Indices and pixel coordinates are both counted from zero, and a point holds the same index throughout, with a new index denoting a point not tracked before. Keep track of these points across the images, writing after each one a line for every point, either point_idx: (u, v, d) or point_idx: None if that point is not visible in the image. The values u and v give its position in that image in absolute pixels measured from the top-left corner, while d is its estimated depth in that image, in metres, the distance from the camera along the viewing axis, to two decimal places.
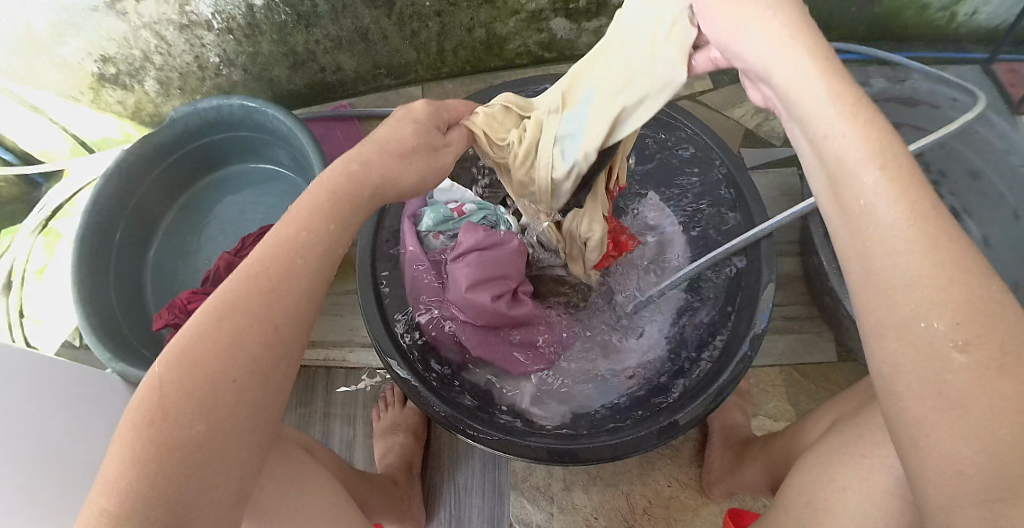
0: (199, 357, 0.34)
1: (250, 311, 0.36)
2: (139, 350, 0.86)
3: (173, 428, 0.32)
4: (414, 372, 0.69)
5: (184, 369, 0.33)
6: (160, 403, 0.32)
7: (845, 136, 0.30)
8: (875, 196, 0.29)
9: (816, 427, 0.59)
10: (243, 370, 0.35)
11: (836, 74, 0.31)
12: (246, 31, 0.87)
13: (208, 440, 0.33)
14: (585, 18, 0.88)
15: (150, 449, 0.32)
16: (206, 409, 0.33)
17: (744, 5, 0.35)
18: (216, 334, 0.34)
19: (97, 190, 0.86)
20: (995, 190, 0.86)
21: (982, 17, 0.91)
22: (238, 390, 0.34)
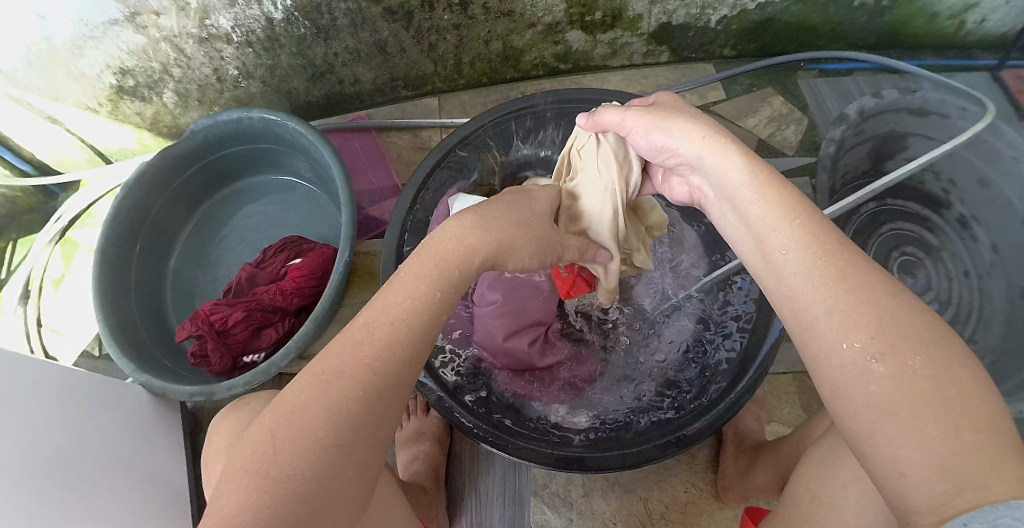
0: (307, 408, 0.38)
1: (349, 366, 0.39)
2: (161, 360, 0.87)
3: (279, 479, 0.35)
4: (439, 381, 0.72)
5: (287, 422, 0.37)
6: (278, 442, 0.37)
7: (765, 212, 0.43)
8: (787, 250, 0.41)
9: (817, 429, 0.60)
10: (339, 433, 0.37)
11: (764, 171, 0.44)
12: (266, 44, 0.88)
13: (313, 481, 0.36)
14: (601, 30, 0.91)
15: (263, 496, 0.35)
16: (312, 460, 0.36)
17: (668, 121, 0.51)
18: (317, 382, 0.38)
19: (118, 202, 0.87)
20: (1004, 197, 0.86)
21: (990, 24, 0.92)
22: (333, 437, 0.37)
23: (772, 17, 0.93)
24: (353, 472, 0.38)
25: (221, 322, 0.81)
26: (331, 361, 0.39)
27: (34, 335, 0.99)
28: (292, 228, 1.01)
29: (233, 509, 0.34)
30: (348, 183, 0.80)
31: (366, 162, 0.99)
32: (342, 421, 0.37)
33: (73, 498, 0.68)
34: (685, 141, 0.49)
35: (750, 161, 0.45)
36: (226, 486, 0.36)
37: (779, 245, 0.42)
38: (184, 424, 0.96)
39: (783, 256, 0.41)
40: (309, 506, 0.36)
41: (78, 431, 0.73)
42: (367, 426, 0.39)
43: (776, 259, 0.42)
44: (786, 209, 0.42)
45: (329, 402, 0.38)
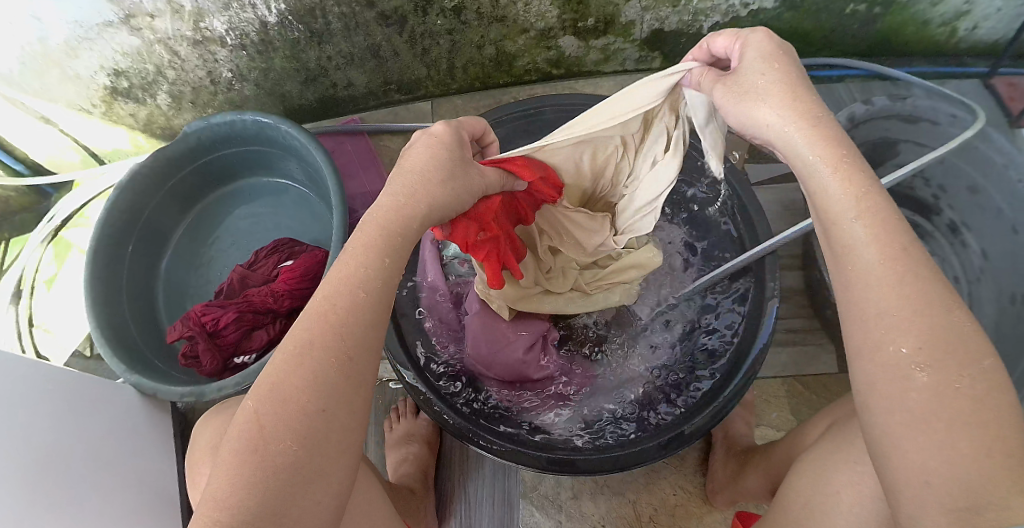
0: (288, 392, 0.36)
1: (326, 346, 0.37)
2: (151, 360, 0.87)
3: (268, 453, 0.34)
4: (430, 384, 0.72)
5: (275, 398, 0.36)
6: (259, 427, 0.35)
7: (842, 201, 0.36)
8: (859, 244, 0.35)
9: (809, 437, 0.60)
10: (326, 398, 0.36)
11: (851, 161, 0.38)
12: (259, 47, 0.89)
13: (304, 461, 0.35)
14: (593, 36, 0.91)
15: (255, 474, 0.34)
16: (298, 432, 0.35)
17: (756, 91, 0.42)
18: (308, 359, 0.37)
19: (110, 202, 0.88)
20: (993, 204, 0.87)
21: (981, 32, 0.93)
22: (327, 418, 0.36)
23: (764, 24, 0.94)
24: (340, 440, 0.37)
25: (214, 323, 0.81)
26: (303, 332, 0.38)
27: (27, 334, 0.98)
28: (286, 229, 1.01)
29: (224, 492, 0.34)
30: (340, 188, 0.80)
31: (359, 166, 0.99)
32: (323, 399, 0.36)
33: (62, 499, 0.68)
34: (768, 109, 0.41)
35: (835, 140, 0.39)
36: (212, 480, 0.35)
37: (855, 235, 0.35)
38: (175, 425, 0.96)
39: (847, 251, 0.36)
40: (294, 476, 0.35)
41: (69, 431, 0.73)
42: (351, 396, 0.38)
43: (843, 253, 0.36)
44: (861, 192, 0.36)
45: (311, 369, 0.37)
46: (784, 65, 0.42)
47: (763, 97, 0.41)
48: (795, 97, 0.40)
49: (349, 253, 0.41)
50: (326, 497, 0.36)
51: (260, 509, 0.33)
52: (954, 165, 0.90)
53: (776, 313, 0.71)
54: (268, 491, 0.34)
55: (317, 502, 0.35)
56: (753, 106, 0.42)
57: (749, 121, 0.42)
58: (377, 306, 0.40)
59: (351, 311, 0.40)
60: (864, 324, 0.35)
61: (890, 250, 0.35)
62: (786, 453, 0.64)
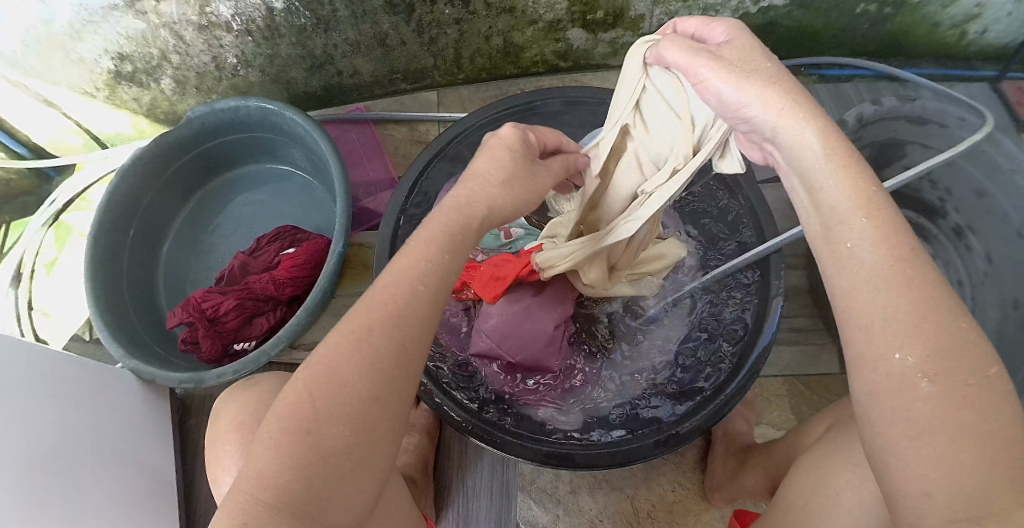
0: (346, 376, 0.36)
1: (383, 336, 0.37)
2: (151, 345, 0.87)
3: (327, 440, 0.35)
4: (430, 376, 0.72)
5: (331, 383, 0.36)
6: (311, 411, 0.35)
7: (841, 195, 0.36)
8: (860, 240, 0.35)
9: (810, 436, 0.60)
10: (377, 386, 0.37)
11: (847, 153, 0.37)
12: (265, 33, 0.88)
13: (355, 450, 0.35)
14: (602, 29, 0.90)
15: (302, 457, 0.34)
16: (349, 425, 0.35)
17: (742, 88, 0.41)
18: (364, 345, 0.37)
19: (112, 187, 0.87)
20: (1000, 210, 0.85)
21: (991, 35, 0.92)
22: (382, 407, 0.37)
23: (774, 21, 0.93)
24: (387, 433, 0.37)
25: (214, 310, 0.81)
26: (365, 317, 0.38)
27: (26, 317, 0.98)
28: (288, 216, 1.00)
29: (265, 470, 0.34)
30: (344, 175, 0.79)
31: (362, 154, 0.99)
32: (377, 389, 0.37)
33: (59, 483, 0.67)
34: (758, 112, 0.40)
35: (834, 137, 0.38)
36: (251, 457, 0.35)
37: (851, 235, 0.35)
38: (174, 411, 0.95)
39: (851, 251, 0.35)
40: (346, 463, 0.35)
41: (68, 415, 0.73)
42: (403, 386, 0.38)
43: (843, 255, 0.36)
44: (875, 200, 0.35)
45: (367, 360, 0.36)
46: (764, 55, 0.41)
47: (755, 78, 0.39)
48: (792, 88, 0.39)
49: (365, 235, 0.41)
50: (366, 484, 0.37)
51: (303, 496, 0.34)
52: (960, 168, 0.90)
53: (780, 312, 0.71)
54: (314, 475, 0.34)
55: (361, 488, 0.36)
56: (748, 92, 0.40)
57: (744, 99, 0.40)
58: (382, 292, 0.40)
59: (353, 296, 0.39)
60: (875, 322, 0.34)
61: (902, 247, 0.34)
62: (787, 452, 0.63)
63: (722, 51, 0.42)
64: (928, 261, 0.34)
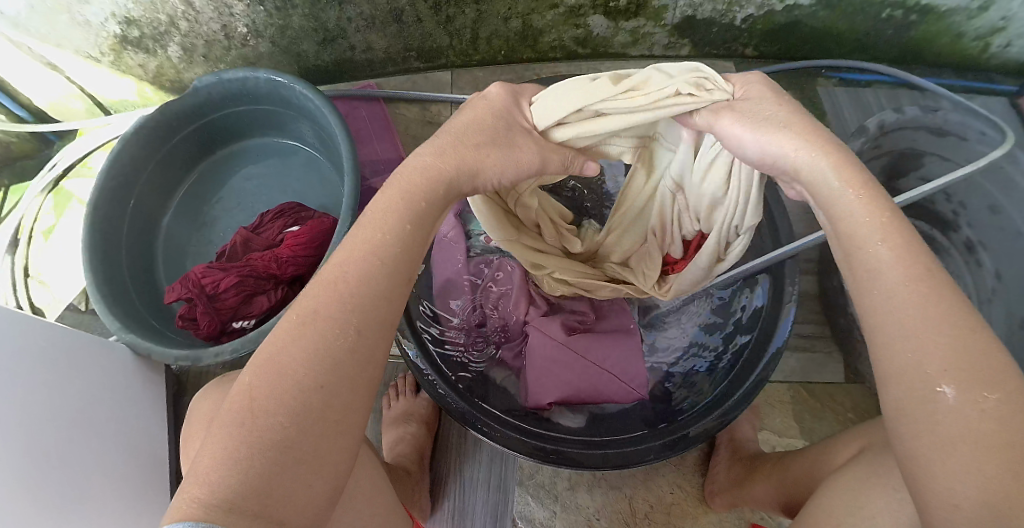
0: (288, 371, 0.34)
1: (342, 332, 0.36)
2: (147, 319, 0.85)
3: (259, 419, 0.33)
4: (433, 364, 0.69)
5: (278, 387, 0.34)
6: (249, 405, 0.33)
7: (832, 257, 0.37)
8: (902, 266, 0.34)
9: (838, 460, 0.57)
10: (321, 377, 0.34)
11: (896, 225, 0.36)
12: (277, 3, 0.86)
13: (294, 443, 0.33)
14: (623, 18, 0.88)
15: (242, 450, 0.32)
16: (294, 410, 0.33)
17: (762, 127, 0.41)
18: (323, 329, 0.36)
19: (116, 154, 0.85)
20: (1013, 225, 0.81)
21: (1015, 50, 0.87)
22: (329, 400, 0.34)
23: (798, 20, 0.91)
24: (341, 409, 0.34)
25: (213, 286, 0.79)
26: (312, 301, 0.37)
27: (20, 285, 0.95)
28: (292, 194, 0.98)
29: (217, 472, 0.32)
30: (354, 154, 0.77)
31: (374, 133, 0.98)
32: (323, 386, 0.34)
33: (50, 459, 0.66)
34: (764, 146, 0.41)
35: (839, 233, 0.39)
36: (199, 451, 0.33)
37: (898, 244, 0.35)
38: (168, 385, 0.93)
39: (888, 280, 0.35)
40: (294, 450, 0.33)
41: (65, 390, 0.72)
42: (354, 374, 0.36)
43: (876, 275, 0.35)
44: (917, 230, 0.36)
45: (308, 355, 0.35)
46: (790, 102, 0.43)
47: (784, 134, 0.40)
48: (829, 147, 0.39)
49: (383, 223, 0.40)
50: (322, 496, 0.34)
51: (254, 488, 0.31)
52: (978, 183, 0.85)
53: (793, 319, 0.68)
54: (257, 471, 0.32)
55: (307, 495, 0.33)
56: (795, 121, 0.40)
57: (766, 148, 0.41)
58: (392, 277, 0.38)
59: (353, 273, 0.38)
60: (908, 356, 0.33)
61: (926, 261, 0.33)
62: (809, 471, 0.60)
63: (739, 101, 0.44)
64: (950, 292, 0.33)
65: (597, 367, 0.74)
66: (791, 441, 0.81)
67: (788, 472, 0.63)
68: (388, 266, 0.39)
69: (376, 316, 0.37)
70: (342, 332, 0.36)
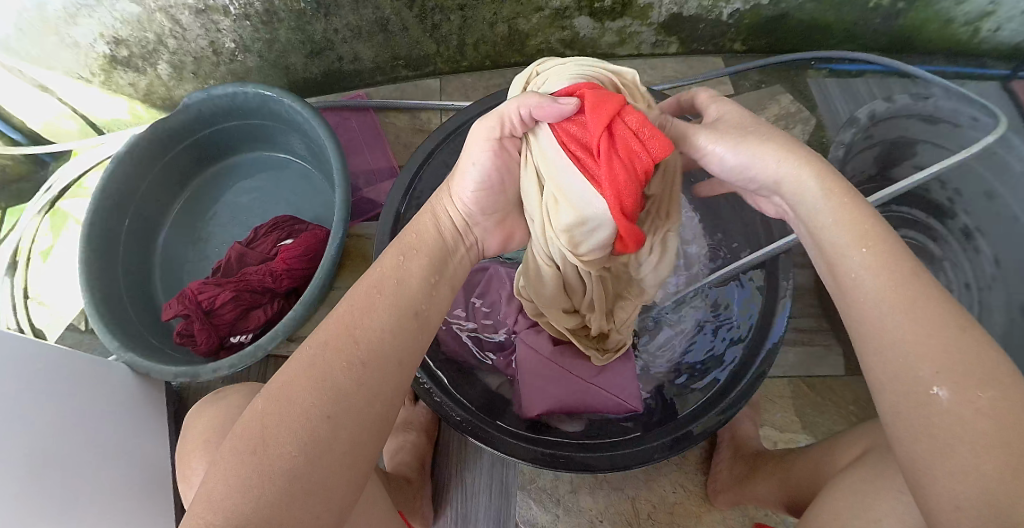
0: (297, 396, 0.36)
1: (347, 357, 0.38)
2: (146, 337, 0.85)
3: (272, 452, 0.34)
4: (430, 374, 0.70)
5: (286, 411, 0.35)
6: (260, 434, 0.34)
7: None
8: None
9: (840, 459, 0.56)
10: (327, 404, 0.35)
11: None
12: (264, 18, 0.86)
13: (301, 471, 0.33)
14: (609, 18, 0.88)
15: (252, 476, 0.33)
16: (299, 438, 0.34)
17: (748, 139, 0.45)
18: (329, 359, 0.37)
19: (109, 173, 0.85)
20: (1009, 211, 0.80)
21: (1006, 34, 0.87)
22: (334, 425, 0.35)
23: (784, 13, 0.91)
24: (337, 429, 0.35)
25: (209, 302, 0.79)
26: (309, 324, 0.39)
27: (21, 306, 0.95)
28: (285, 207, 0.98)
29: (223, 494, 0.33)
30: (344, 164, 0.77)
31: (363, 143, 0.97)
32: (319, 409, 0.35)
33: (58, 480, 0.66)
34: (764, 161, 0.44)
35: None
36: (211, 476, 0.34)
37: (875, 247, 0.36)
38: (170, 402, 0.94)
39: None
40: (297, 490, 0.33)
41: (69, 410, 0.73)
42: (357, 397, 0.36)
43: (847, 282, 0.39)
44: None
45: (310, 379, 0.36)
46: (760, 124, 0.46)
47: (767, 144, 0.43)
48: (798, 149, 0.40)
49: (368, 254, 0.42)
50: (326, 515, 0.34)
51: (261, 514, 0.32)
52: (971, 170, 0.84)
53: (788, 313, 0.69)
54: (265, 498, 0.32)
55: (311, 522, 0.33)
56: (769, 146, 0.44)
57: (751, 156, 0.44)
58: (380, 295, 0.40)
59: None
60: None
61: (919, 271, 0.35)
62: (811, 469, 0.60)
63: (717, 122, 0.48)
64: None
65: (585, 383, 0.71)
66: (793, 437, 0.80)
67: (792, 470, 0.63)
68: (373, 290, 0.40)
69: (362, 332, 0.38)
70: None
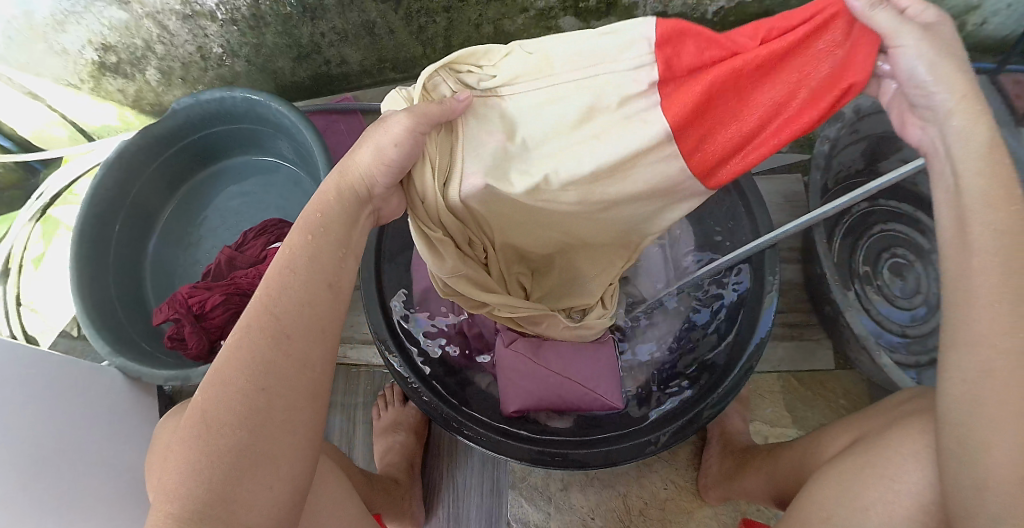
0: (229, 377, 0.35)
1: (269, 328, 0.37)
2: (138, 343, 0.85)
3: (218, 438, 0.34)
4: (418, 374, 0.69)
5: (223, 393, 0.35)
6: (201, 419, 0.34)
7: None
8: None
9: (826, 451, 0.57)
10: (259, 378, 0.35)
11: None
12: (250, 22, 0.86)
13: (247, 447, 0.34)
14: (595, 17, 0.89)
15: (201, 459, 0.33)
16: (238, 421, 0.34)
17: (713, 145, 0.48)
18: (253, 336, 0.36)
19: (98, 180, 0.86)
20: None
21: (990, 28, 0.88)
22: (272, 398, 0.35)
23: (769, 10, 0.92)
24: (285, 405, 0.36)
25: (200, 305, 0.79)
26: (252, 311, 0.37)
27: (14, 314, 0.95)
28: (273, 210, 0.99)
29: (178, 479, 0.33)
30: (331, 167, 0.78)
31: (350, 146, 0.98)
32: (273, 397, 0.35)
33: (51, 484, 0.67)
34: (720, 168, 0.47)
35: None
36: (166, 466, 0.35)
37: None
38: (162, 407, 0.94)
39: None
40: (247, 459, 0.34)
41: (62, 416, 0.73)
42: (295, 374, 0.37)
43: None
44: None
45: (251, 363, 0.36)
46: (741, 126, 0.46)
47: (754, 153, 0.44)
48: None
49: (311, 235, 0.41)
50: (278, 483, 0.35)
51: (214, 493, 0.33)
52: None
53: (774, 309, 0.68)
54: (214, 477, 0.33)
55: (263, 495, 0.34)
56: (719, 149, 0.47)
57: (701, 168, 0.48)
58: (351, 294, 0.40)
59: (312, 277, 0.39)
60: None
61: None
62: (797, 463, 0.60)
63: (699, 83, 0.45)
64: None
65: (561, 377, 0.70)
66: (784, 431, 0.81)
67: (778, 462, 0.64)
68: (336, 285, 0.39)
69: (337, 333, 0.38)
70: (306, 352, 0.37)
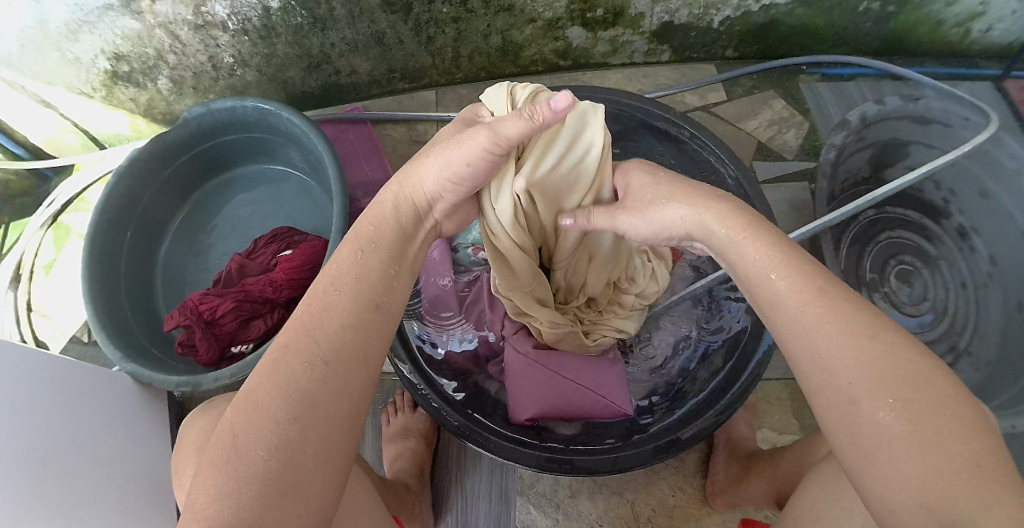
0: (261, 399, 0.36)
1: (303, 358, 0.38)
2: (148, 349, 0.86)
3: (249, 463, 0.34)
4: (427, 380, 0.71)
5: (252, 416, 0.35)
6: (231, 443, 0.35)
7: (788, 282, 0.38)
8: None
9: (819, 450, 0.58)
10: (293, 405, 0.36)
11: None
12: (261, 32, 0.88)
13: (275, 474, 0.34)
14: (602, 27, 0.90)
15: (228, 484, 0.33)
16: (267, 438, 0.35)
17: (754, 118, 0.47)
18: (295, 366, 0.37)
19: (109, 188, 0.87)
20: (1004, 210, 0.81)
21: (994, 35, 0.88)
22: (302, 427, 0.35)
23: (774, 19, 0.92)
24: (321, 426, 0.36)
25: (210, 312, 0.80)
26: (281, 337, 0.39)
27: (25, 319, 0.97)
28: (282, 217, 1.00)
29: (203, 503, 0.33)
30: (340, 175, 0.79)
31: (359, 153, 0.99)
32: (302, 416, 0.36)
33: (59, 488, 0.67)
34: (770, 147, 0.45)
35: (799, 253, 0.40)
36: (192, 493, 0.34)
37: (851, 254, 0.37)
38: (171, 413, 0.95)
39: None
40: (278, 489, 0.33)
41: (74, 422, 0.74)
42: (326, 400, 0.37)
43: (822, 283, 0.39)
44: None
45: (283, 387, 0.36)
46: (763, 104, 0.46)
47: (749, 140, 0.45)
48: None
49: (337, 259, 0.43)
50: (306, 512, 0.34)
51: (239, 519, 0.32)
52: (964, 169, 0.85)
53: None
54: (247, 502, 0.32)
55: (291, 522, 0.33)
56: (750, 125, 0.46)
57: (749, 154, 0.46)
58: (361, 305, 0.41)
59: (324, 295, 0.41)
60: (873, 349, 0.33)
61: None
62: (794, 464, 0.61)
63: None
64: None
65: (573, 383, 0.70)
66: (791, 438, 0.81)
67: (780, 465, 0.64)
68: (350, 300, 0.41)
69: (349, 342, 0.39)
70: (320, 361, 0.38)
